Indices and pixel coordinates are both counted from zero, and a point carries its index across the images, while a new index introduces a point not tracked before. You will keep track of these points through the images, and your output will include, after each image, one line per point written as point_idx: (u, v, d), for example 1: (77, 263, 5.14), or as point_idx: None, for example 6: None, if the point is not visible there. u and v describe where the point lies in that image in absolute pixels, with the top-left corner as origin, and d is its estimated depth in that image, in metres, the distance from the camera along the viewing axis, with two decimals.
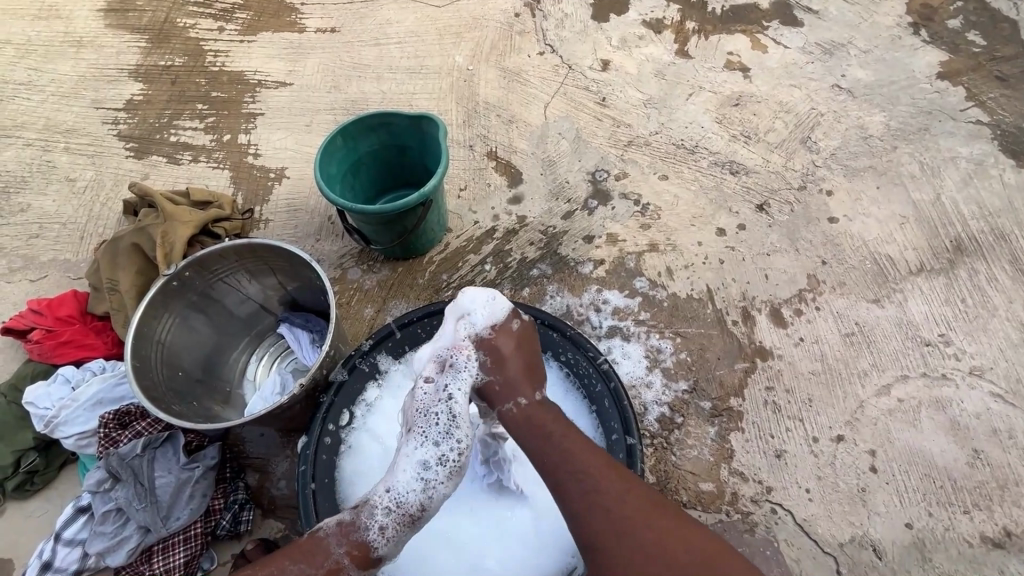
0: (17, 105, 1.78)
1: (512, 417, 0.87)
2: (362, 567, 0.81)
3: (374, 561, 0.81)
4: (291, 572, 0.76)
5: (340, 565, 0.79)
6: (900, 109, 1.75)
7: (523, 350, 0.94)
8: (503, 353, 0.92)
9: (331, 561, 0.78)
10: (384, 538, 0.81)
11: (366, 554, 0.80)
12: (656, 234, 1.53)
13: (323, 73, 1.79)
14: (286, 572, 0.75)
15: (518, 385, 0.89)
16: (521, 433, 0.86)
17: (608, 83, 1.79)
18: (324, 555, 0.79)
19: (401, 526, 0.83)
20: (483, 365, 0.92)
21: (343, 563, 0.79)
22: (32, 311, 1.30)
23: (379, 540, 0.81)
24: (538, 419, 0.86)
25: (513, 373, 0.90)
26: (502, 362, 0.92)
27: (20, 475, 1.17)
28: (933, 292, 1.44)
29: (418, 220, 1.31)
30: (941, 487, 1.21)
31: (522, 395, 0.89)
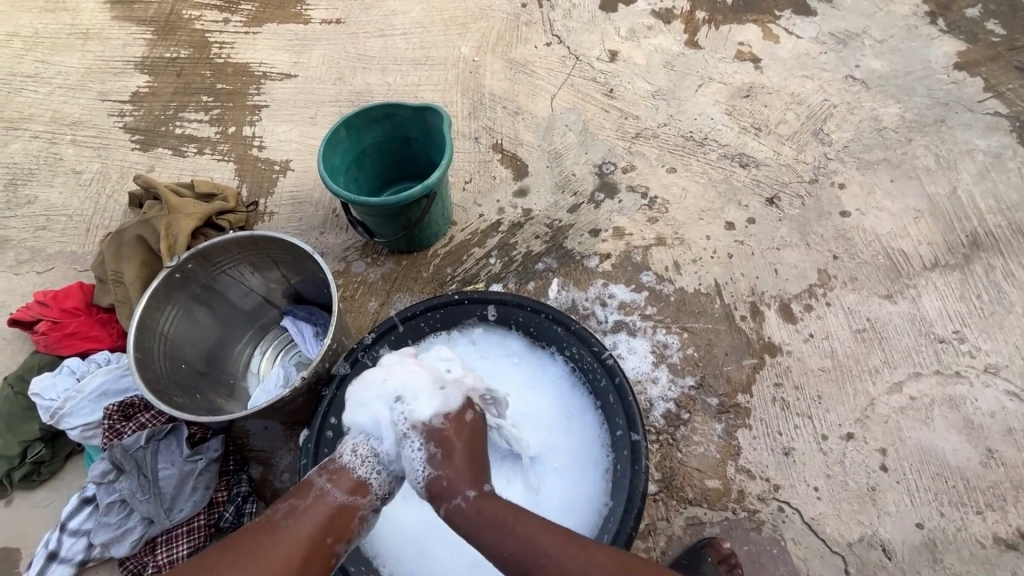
0: (24, 98, 1.78)
1: (458, 515, 0.84)
2: (348, 491, 0.85)
3: (357, 483, 0.86)
4: (282, 509, 0.82)
5: (324, 490, 0.85)
6: (916, 100, 1.70)
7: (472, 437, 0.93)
8: (449, 441, 0.90)
9: (315, 490, 0.85)
10: (358, 460, 0.88)
11: (347, 477, 0.87)
12: (663, 228, 1.50)
13: (329, 65, 1.78)
14: (278, 509, 0.82)
15: (460, 480, 0.87)
16: (473, 530, 0.82)
17: (616, 74, 1.76)
18: (308, 487, 0.85)
19: (372, 454, 0.90)
20: (432, 459, 0.89)
21: (325, 489, 0.85)
22: (38, 303, 1.30)
23: (356, 463, 0.88)
24: (488, 511, 0.83)
25: (457, 468, 0.88)
26: (450, 455, 0.89)
27: (27, 465, 1.18)
28: (948, 288, 1.40)
29: (421, 212, 1.30)
30: (953, 486, 1.18)
31: (468, 488, 0.86)
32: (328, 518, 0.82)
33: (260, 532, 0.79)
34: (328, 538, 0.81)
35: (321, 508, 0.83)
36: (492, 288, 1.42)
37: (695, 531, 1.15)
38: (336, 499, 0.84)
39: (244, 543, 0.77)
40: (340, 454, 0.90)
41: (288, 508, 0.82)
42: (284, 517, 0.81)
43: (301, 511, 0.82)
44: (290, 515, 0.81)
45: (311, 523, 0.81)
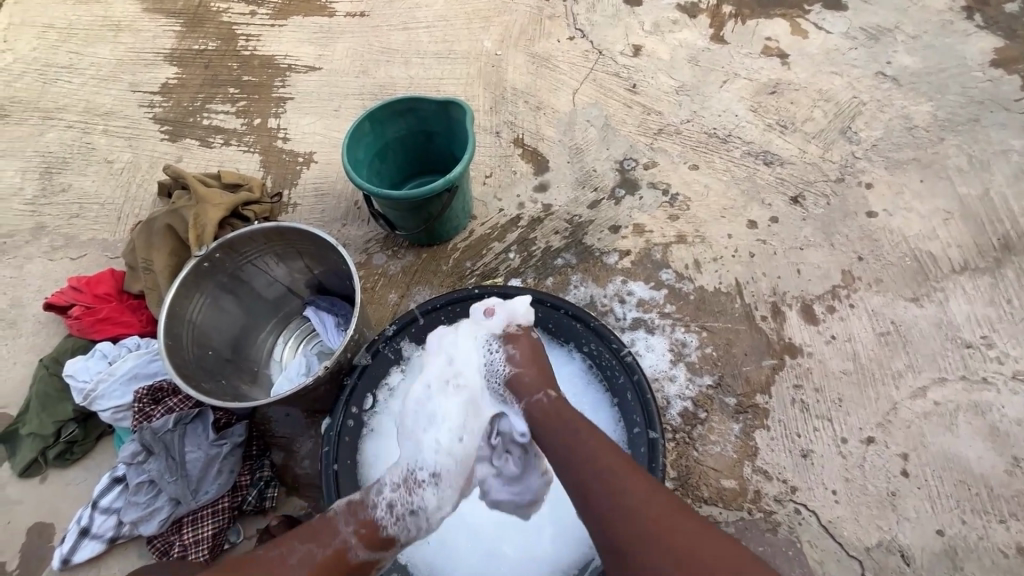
0: (58, 88, 1.83)
1: (536, 413, 0.88)
2: (372, 547, 0.84)
3: (384, 539, 0.85)
4: (298, 550, 0.79)
5: (347, 543, 0.82)
6: (949, 98, 1.66)
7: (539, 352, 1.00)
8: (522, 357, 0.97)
9: (339, 541, 0.82)
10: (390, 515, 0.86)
11: (374, 532, 0.84)
12: (684, 225, 1.49)
13: (352, 58, 1.79)
14: (294, 549, 0.79)
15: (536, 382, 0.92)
16: (549, 429, 0.85)
17: (640, 69, 1.74)
18: (332, 533, 0.83)
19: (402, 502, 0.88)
20: (504, 373, 0.96)
21: (350, 543, 0.83)
22: (72, 288, 1.35)
23: (388, 521, 0.86)
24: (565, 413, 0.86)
25: (531, 373, 0.94)
26: (523, 365, 0.95)
27: (61, 444, 1.23)
28: (977, 292, 1.37)
29: (443, 206, 1.31)
30: (976, 494, 1.16)
31: (547, 389, 0.91)
32: (343, 573, 0.81)
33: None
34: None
35: (340, 561, 0.81)
36: (511, 283, 1.43)
37: None
38: (358, 555, 0.83)
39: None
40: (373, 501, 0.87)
41: (307, 554, 0.79)
42: (298, 563, 0.78)
43: (319, 562, 0.79)
44: (307, 563, 0.78)
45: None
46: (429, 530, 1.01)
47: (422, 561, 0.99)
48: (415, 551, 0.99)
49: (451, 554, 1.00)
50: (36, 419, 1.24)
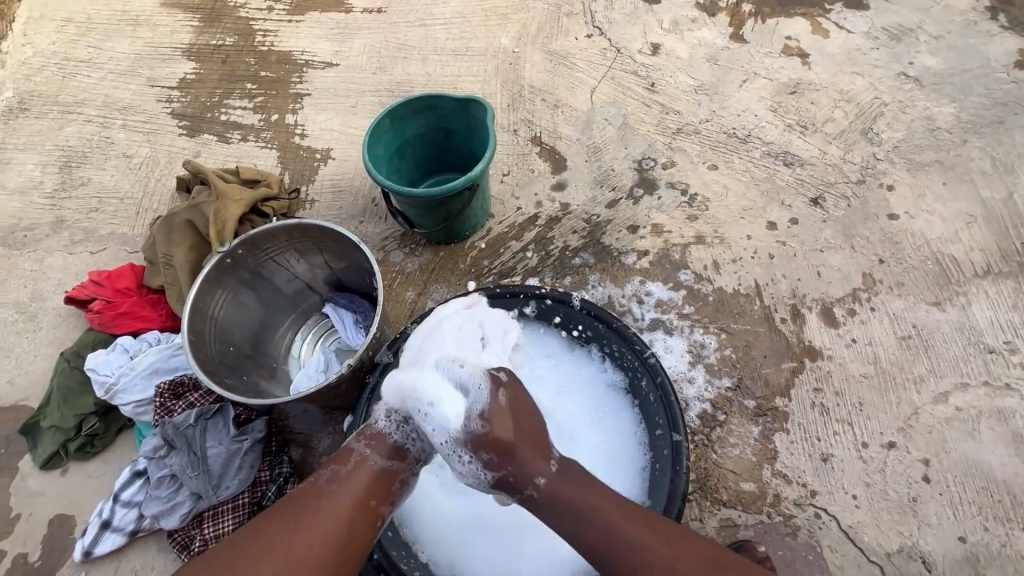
0: (77, 83, 1.84)
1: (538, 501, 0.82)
2: (387, 455, 0.86)
3: (394, 449, 0.87)
4: (325, 474, 0.83)
5: (365, 454, 0.85)
6: (973, 99, 1.64)
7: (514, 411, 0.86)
8: (505, 441, 0.82)
9: (356, 455, 0.85)
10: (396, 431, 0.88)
11: (383, 441, 0.87)
12: (703, 226, 1.48)
13: (370, 54, 1.79)
14: (320, 474, 0.83)
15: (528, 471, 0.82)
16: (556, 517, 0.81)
17: (658, 68, 1.73)
18: (348, 452, 0.86)
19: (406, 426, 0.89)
20: (487, 464, 0.83)
21: (365, 454, 0.85)
22: (93, 282, 1.36)
23: (392, 429, 0.88)
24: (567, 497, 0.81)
25: (519, 461, 0.82)
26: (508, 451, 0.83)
27: (82, 437, 1.24)
28: (1000, 297, 1.36)
29: (463, 204, 1.31)
30: (999, 501, 1.15)
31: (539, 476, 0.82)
32: (370, 483, 0.83)
33: (300, 502, 0.79)
34: (371, 500, 0.81)
35: (364, 473, 0.83)
36: (529, 281, 1.43)
37: (729, 533, 1.14)
38: (377, 464, 0.84)
39: (283, 510, 0.78)
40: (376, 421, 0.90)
41: (332, 474, 0.82)
42: (325, 482, 0.82)
43: (343, 478, 0.82)
44: (331, 481, 0.82)
45: (353, 488, 0.81)
46: (446, 531, 1.02)
47: (444, 558, 0.99)
48: (436, 550, 1.00)
49: (470, 553, 1.00)
50: (58, 412, 1.25)
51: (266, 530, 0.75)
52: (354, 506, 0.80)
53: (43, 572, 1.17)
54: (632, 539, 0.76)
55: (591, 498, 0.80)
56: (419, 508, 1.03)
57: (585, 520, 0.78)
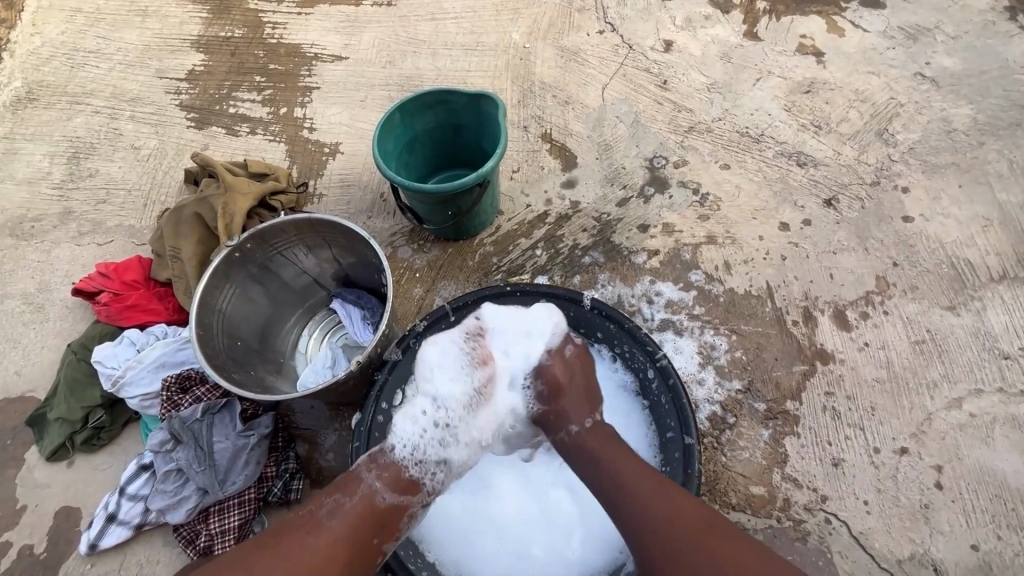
0: (86, 73, 1.83)
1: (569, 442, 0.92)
2: (399, 489, 0.88)
3: (407, 482, 0.89)
4: (327, 503, 0.82)
5: (372, 489, 0.86)
6: (990, 101, 1.61)
7: (578, 365, 1.01)
8: (560, 380, 0.97)
9: (365, 487, 0.86)
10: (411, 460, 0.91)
11: (396, 475, 0.88)
12: (714, 226, 1.46)
13: (379, 48, 1.77)
14: (323, 503, 0.82)
15: (568, 415, 0.94)
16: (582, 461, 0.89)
17: (671, 65, 1.71)
18: (357, 482, 0.86)
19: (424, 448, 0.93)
20: (539, 396, 0.99)
21: (375, 487, 0.86)
22: (100, 274, 1.35)
23: (409, 462, 0.91)
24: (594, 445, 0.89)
25: (570, 402, 0.96)
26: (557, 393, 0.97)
27: (89, 430, 1.24)
28: (1016, 302, 1.34)
29: (473, 201, 1.30)
30: (1012, 510, 1.13)
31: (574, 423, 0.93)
32: (374, 519, 0.83)
33: (299, 531, 0.78)
34: (374, 537, 0.83)
35: (369, 507, 0.84)
36: (538, 280, 1.41)
37: None
38: (386, 498, 0.86)
39: (283, 542, 0.77)
40: (391, 447, 0.92)
41: (335, 504, 0.82)
42: (326, 514, 0.81)
43: (347, 511, 0.81)
44: (333, 514, 0.81)
45: (358, 523, 0.81)
46: (453, 527, 1.01)
47: (450, 559, 0.98)
48: (442, 547, 0.99)
49: (478, 549, 1.00)
50: (65, 404, 1.25)
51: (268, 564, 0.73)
52: (359, 542, 0.80)
53: (48, 564, 1.16)
54: (635, 482, 0.81)
55: (614, 447, 0.88)
56: None
57: (599, 464, 0.86)
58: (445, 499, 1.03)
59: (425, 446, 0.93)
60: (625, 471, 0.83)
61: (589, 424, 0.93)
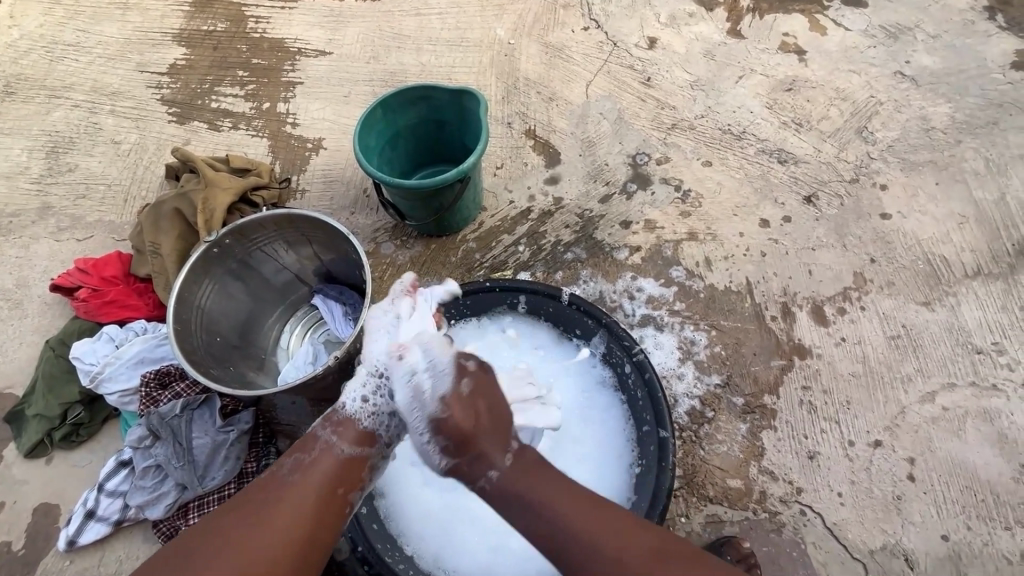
0: (65, 67, 1.81)
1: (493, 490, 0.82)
2: (356, 440, 0.86)
3: (364, 434, 0.87)
4: (287, 463, 0.82)
5: (330, 443, 0.85)
6: (968, 100, 1.63)
7: (479, 397, 0.89)
8: (464, 427, 0.85)
9: (321, 443, 0.85)
10: (365, 409, 0.89)
11: (352, 427, 0.87)
12: (696, 222, 1.48)
13: (363, 43, 1.76)
14: (283, 463, 0.82)
15: (490, 456, 0.83)
16: (513, 501, 0.80)
17: (654, 62, 1.72)
18: (313, 441, 0.85)
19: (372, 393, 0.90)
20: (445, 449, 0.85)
21: (332, 442, 0.85)
22: (79, 270, 1.34)
23: (363, 415, 0.88)
24: (525, 477, 0.81)
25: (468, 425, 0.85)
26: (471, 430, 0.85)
27: (67, 426, 1.23)
28: (989, 298, 1.36)
29: (454, 197, 1.30)
30: (982, 501, 1.16)
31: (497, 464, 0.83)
32: (336, 471, 0.83)
33: (262, 490, 0.78)
34: (338, 489, 0.81)
35: (329, 460, 0.83)
36: (520, 276, 1.42)
37: (715, 529, 1.15)
38: (344, 450, 0.85)
39: (248, 501, 0.76)
40: (342, 405, 0.89)
41: (294, 461, 0.82)
42: (289, 471, 0.81)
43: (307, 468, 0.81)
44: (296, 470, 0.81)
45: (319, 476, 0.81)
46: (432, 522, 1.02)
47: (428, 551, 0.99)
48: (422, 541, 1.00)
49: (458, 544, 1.00)
50: (43, 401, 1.24)
51: (233, 519, 0.73)
52: (320, 493, 0.79)
53: (25, 561, 1.15)
54: (574, 514, 0.75)
55: (541, 481, 0.80)
56: (406, 502, 1.03)
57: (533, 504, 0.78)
58: (427, 495, 1.04)
59: (377, 404, 0.89)
60: (570, 509, 0.76)
61: (511, 459, 0.84)
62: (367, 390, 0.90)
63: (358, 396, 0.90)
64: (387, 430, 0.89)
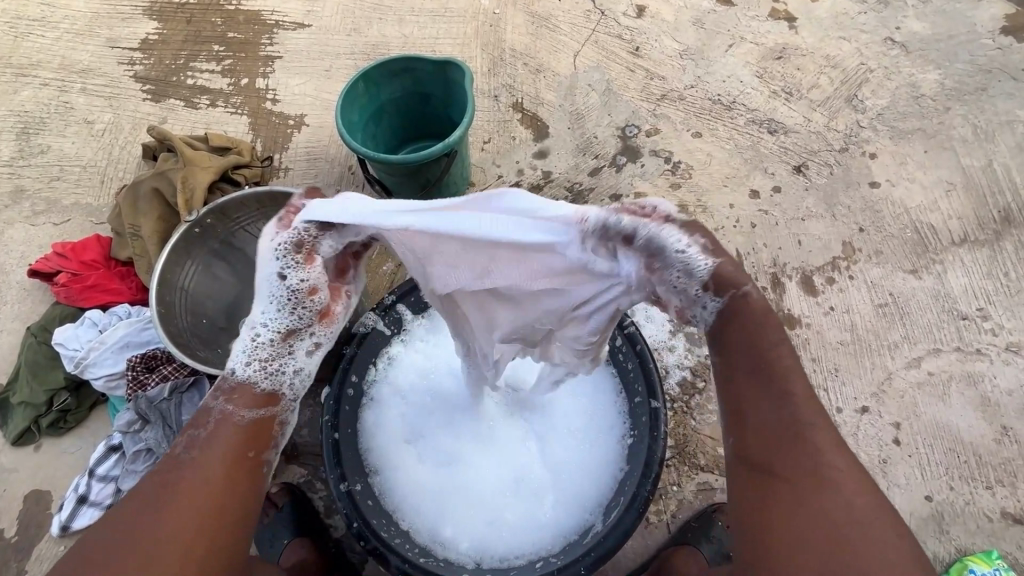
0: (31, 43, 1.74)
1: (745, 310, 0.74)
2: (257, 403, 0.75)
3: (264, 395, 0.76)
4: (183, 441, 0.72)
5: (228, 412, 0.74)
6: (957, 66, 1.62)
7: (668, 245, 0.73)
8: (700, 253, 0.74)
9: (217, 415, 0.73)
10: (259, 369, 0.75)
11: (251, 391, 0.75)
12: (686, 195, 1.47)
13: (343, 15, 1.70)
14: (178, 443, 0.72)
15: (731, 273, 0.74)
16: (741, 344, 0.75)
17: (642, 31, 1.68)
18: (206, 414, 0.74)
19: (270, 355, 0.76)
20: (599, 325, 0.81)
21: (230, 411, 0.74)
22: (57, 254, 1.31)
23: (259, 375, 0.76)
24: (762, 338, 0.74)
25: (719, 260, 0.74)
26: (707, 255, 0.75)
27: (54, 413, 1.21)
28: (975, 264, 1.37)
29: (441, 171, 1.27)
30: (964, 461, 1.19)
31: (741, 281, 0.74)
32: (243, 436, 0.74)
33: (159, 473, 0.69)
34: (250, 451, 0.73)
35: (232, 430, 0.73)
36: None
37: (705, 496, 1.18)
38: (246, 416, 0.74)
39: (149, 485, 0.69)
40: (232, 369, 0.76)
41: (190, 439, 0.72)
42: (186, 449, 0.72)
43: (208, 441, 0.72)
44: (192, 447, 0.71)
45: (223, 446, 0.72)
46: (426, 498, 1.02)
47: (424, 526, 1.00)
48: (418, 517, 1.00)
49: (454, 520, 1.01)
50: (28, 388, 1.22)
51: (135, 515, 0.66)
52: (228, 462, 0.71)
53: (20, 547, 1.15)
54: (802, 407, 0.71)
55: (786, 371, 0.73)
56: (400, 480, 1.03)
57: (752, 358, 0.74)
58: (421, 473, 1.05)
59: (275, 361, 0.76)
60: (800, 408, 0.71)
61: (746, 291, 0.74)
62: (255, 352, 0.76)
63: (246, 357, 0.76)
64: (291, 387, 0.78)
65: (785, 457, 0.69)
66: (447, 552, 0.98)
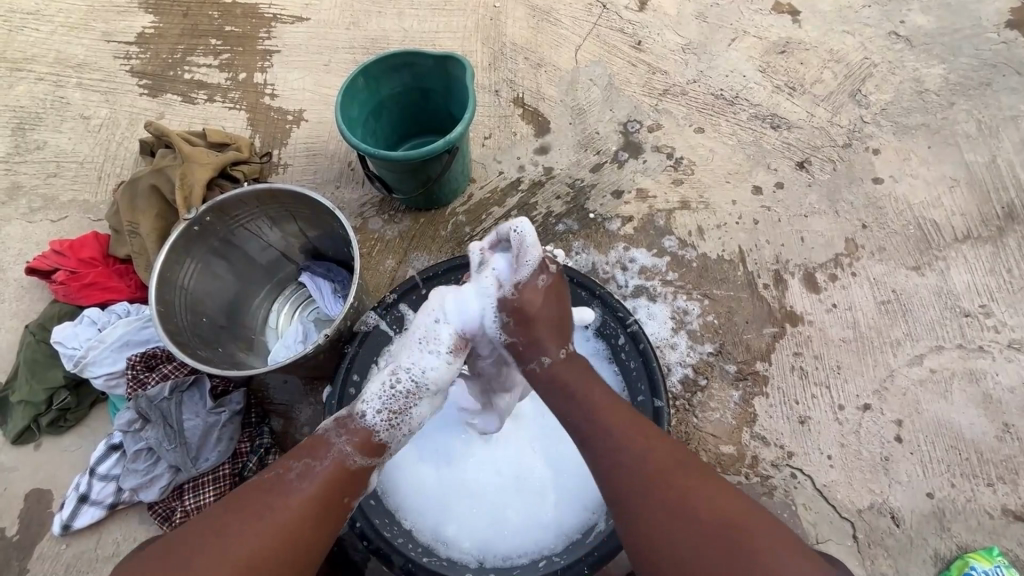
0: (26, 37, 1.71)
1: (536, 375, 0.86)
2: (370, 453, 0.81)
3: (377, 446, 0.82)
4: (296, 468, 0.76)
5: (344, 453, 0.79)
6: (962, 61, 1.60)
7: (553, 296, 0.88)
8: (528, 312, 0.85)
9: (334, 452, 0.79)
10: (383, 420, 0.82)
11: (368, 440, 0.81)
12: (688, 190, 1.46)
13: (342, 8, 1.68)
14: (291, 468, 0.76)
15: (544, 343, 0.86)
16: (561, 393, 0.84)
17: (645, 25, 1.66)
18: (325, 446, 0.79)
19: (395, 412, 0.83)
20: (507, 327, 0.86)
21: (345, 453, 0.79)
22: (55, 252, 1.30)
23: (381, 428, 0.83)
24: (568, 377, 0.84)
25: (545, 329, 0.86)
26: (528, 325, 0.85)
27: (54, 412, 1.21)
28: (978, 261, 1.37)
29: (442, 168, 1.26)
30: (965, 459, 1.19)
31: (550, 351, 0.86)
32: (346, 478, 0.79)
33: (267, 494, 0.73)
34: (345, 498, 0.78)
35: (340, 470, 0.78)
36: None
37: None
38: (356, 462, 0.80)
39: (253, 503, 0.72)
40: (361, 413, 0.82)
41: (305, 469, 0.76)
42: (296, 476, 0.76)
43: (318, 474, 0.76)
44: (305, 477, 0.75)
45: (327, 484, 0.76)
46: (427, 498, 1.03)
47: (426, 525, 1.00)
48: (418, 516, 1.00)
49: (458, 518, 1.01)
50: (27, 386, 1.22)
51: (233, 536, 0.68)
52: (327, 503, 0.75)
53: (21, 546, 1.15)
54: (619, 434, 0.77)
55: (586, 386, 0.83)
56: (401, 478, 1.04)
57: (571, 397, 0.82)
58: (422, 471, 1.05)
59: (395, 423, 0.83)
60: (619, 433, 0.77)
61: (564, 353, 0.87)
62: (388, 402, 0.83)
63: (377, 405, 0.82)
64: (399, 444, 0.85)
65: (629, 472, 0.74)
66: (450, 551, 0.97)
